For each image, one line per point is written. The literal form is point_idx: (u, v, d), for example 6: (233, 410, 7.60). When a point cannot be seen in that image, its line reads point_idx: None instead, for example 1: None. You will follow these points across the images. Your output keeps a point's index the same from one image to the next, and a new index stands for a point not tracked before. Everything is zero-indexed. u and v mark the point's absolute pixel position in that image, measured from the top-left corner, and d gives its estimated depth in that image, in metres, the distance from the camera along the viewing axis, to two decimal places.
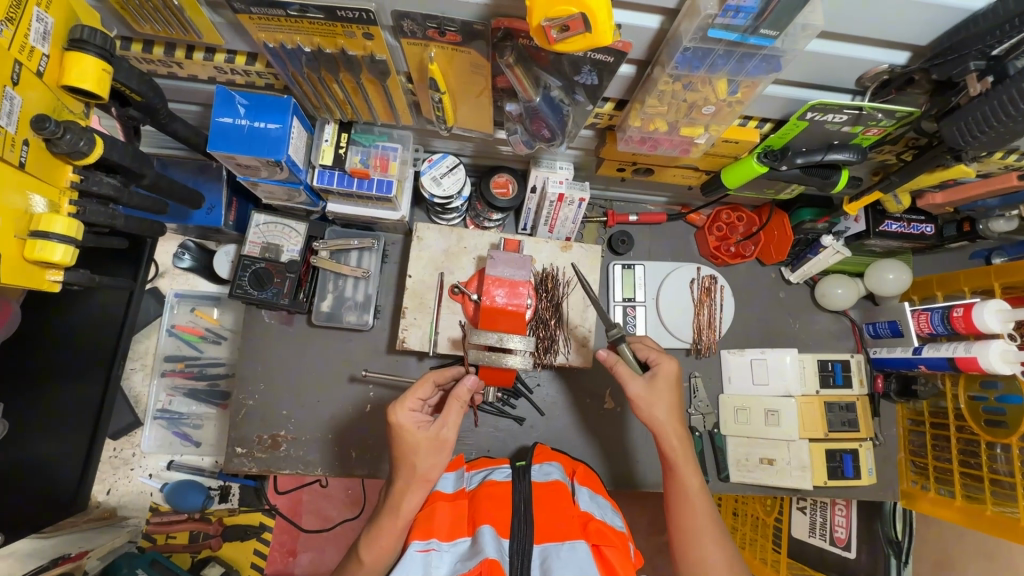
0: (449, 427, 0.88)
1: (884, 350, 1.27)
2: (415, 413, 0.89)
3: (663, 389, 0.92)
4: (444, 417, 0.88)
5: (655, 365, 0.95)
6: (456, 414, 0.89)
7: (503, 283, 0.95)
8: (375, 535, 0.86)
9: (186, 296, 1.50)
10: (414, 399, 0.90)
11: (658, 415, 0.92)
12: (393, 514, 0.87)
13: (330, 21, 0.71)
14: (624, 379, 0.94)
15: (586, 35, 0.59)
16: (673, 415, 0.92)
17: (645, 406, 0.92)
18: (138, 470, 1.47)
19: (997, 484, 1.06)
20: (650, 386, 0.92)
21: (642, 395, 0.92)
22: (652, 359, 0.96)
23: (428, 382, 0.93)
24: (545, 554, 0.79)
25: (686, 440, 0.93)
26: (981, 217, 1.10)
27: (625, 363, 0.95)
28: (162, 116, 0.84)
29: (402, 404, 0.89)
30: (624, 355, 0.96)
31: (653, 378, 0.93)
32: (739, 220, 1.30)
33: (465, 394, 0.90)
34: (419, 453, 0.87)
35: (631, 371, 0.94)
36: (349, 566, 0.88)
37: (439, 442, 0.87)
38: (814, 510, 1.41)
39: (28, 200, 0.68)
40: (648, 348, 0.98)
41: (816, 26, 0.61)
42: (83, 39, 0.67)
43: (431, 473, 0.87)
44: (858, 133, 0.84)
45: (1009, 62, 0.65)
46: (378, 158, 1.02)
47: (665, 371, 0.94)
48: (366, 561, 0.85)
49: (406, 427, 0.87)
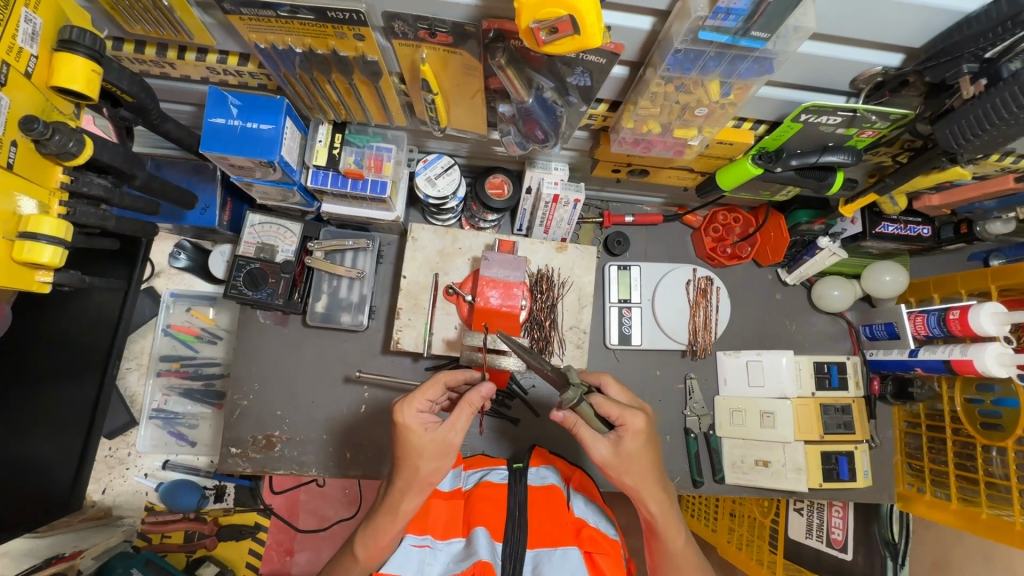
0: (457, 432, 0.81)
1: (880, 353, 1.27)
2: (423, 415, 0.82)
3: (633, 453, 0.82)
4: (453, 421, 0.81)
5: (620, 427, 0.82)
6: (466, 419, 0.81)
7: (497, 285, 0.97)
8: (371, 533, 0.83)
9: (182, 296, 1.50)
10: (424, 399, 0.82)
11: (629, 479, 0.84)
12: (391, 514, 0.82)
13: (321, 22, 0.70)
14: (588, 444, 0.83)
15: (576, 37, 0.59)
16: (647, 477, 0.84)
17: (614, 469, 0.83)
18: (133, 470, 1.47)
19: (993, 488, 1.06)
20: (616, 450, 0.82)
21: (609, 461, 0.83)
22: (614, 418, 0.82)
23: (439, 382, 0.85)
24: (538, 560, 0.79)
25: (660, 496, 0.86)
26: (978, 219, 1.09)
27: (586, 425, 0.83)
28: (154, 117, 0.84)
29: (410, 404, 0.81)
30: (585, 417, 0.82)
31: (620, 441, 0.82)
32: (736, 221, 1.29)
33: (478, 400, 0.81)
34: (423, 457, 0.80)
35: (595, 433, 0.83)
36: (344, 562, 0.87)
37: (444, 447, 0.81)
38: (810, 512, 1.41)
39: (16, 202, 0.67)
40: (609, 403, 0.82)
41: (807, 28, 0.61)
42: (72, 40, 0.67)
43: (433, 477, 0.82)
44: (852, 135, 0.83)
45: (1003, 64, 0.64)
46: (371, 158, 1.02)
47: (631, 433, 0.81)
48: (361, 557, 0.84)
49: (412, 429, 0.80)
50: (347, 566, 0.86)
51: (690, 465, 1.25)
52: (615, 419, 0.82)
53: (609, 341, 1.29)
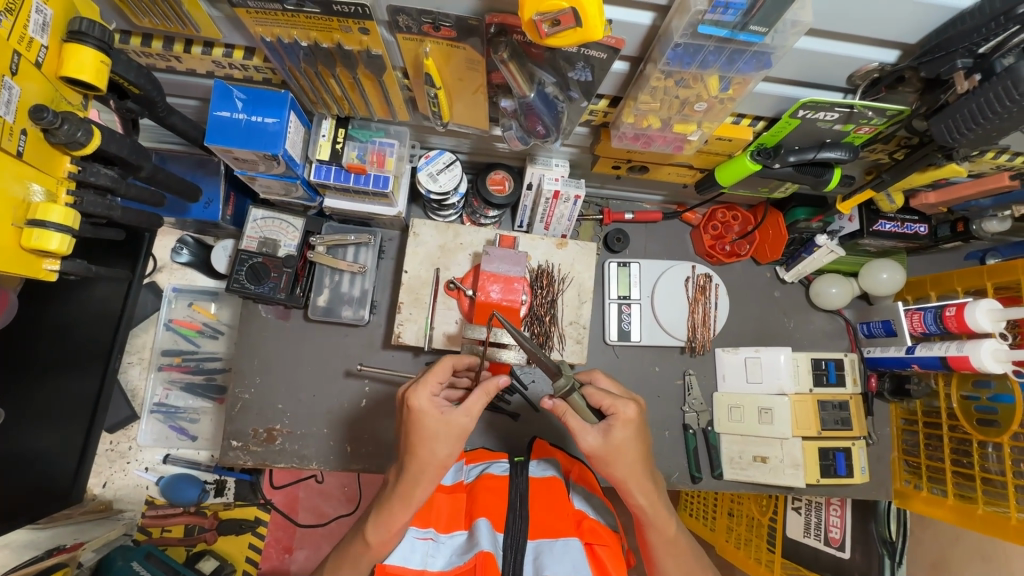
0: (472, 418, 0.81)
1: (878, 350, 1.28)
2: (436, 398, 0.81)
3: (622, 442, 0.82)
4: (466, 405, 0.80)
5: (611, 415, 0.83)
6: (482, 404, 0.82)
7: (498, 279, 0.98)
8: (381, 516, 0.83)
9: (183, 291, 1.51)
10: (434, 381, 0.82)
11: (618, 471, 0.85)
12: (403, 502, 0.82)
13: (326, 15, 0.71)
14: (577, 432, 0.83)
15: (578, 30, 0.60)
16: (635, 468, 0.85)
17: (603, 459, 0.84)
18: (134, 464, 1.47)
19: (989, 484, 1.07)
20: (606, 440, 0.82)
21: (597, 450, 0.83)
22: (605, 407, 0.84)
23: (447, 365, 0.87)
24: (539, 551, 0.79)
25: (651, 487, 0.87)
26: (975, 218, 1.10)
27: (575, 414, 0.84)
28: (160, 110, 0.85)
29: (423, 387, 0.81)
30: (575, 406, 0.84)
31: (610, 431, 0.82)
32: (735, 219, 1.31)
33: (495, 388, 0.82)
34: (439, 440, 0.79)
35: (584, 423, 0.84)
36: (354, 548, 0.86)
37: (459, 433, 0.81)
38: (809, 511, 1.40)
39: (26, 189, 0.69)
40: (601, 392, 0.85)
41: (805, 22, 0.62)
42: (81, 31, 0.68)
43: (447, 462, 0.81)
44: (850, 131, 0.84)
45: (996, 59, 0.65)
46: (374, 153, 1.04)
47: (622, 421, 0.83)
48: (373, 541, 0.83)
49: (426, 410, 0.80)
50: (358, 552, 0.85)
51: (689, 460, 1.25)
52: (606, 408, 0.84)
53: (609, 337, 1.30)
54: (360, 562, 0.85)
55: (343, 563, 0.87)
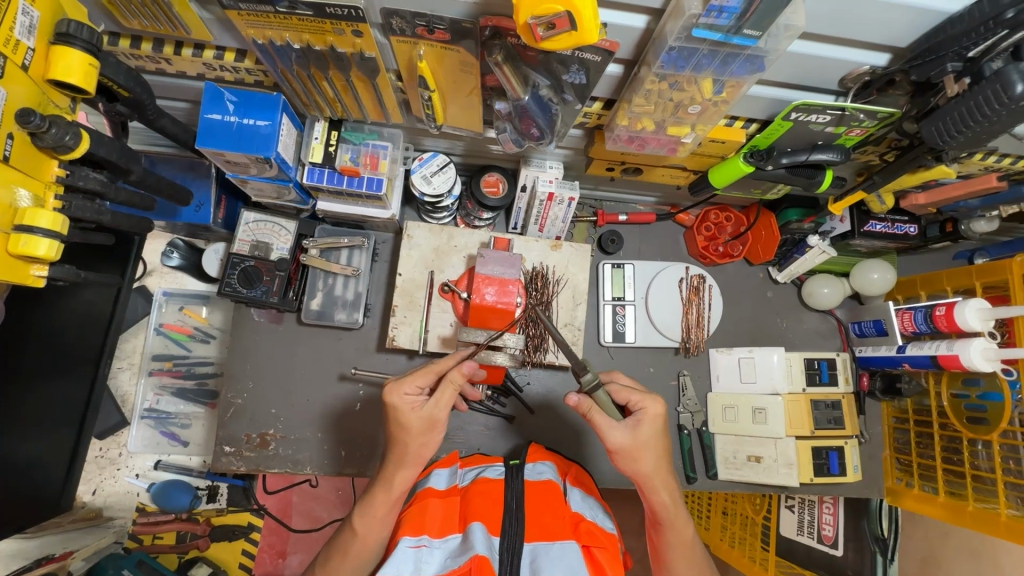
0: (442, 408, 0.85)
1: (869, 349, 1.29)
2: (409, 395, 0.86)
3: (648, 439, 0.85)
4: (436, 400, 0.85)
5: (639, 410, 0.86)
6: (451, 396, 0.86)
7: (492, 282, 0.97)
8: (369, 504, 0.88)
9: (174, 295, 1.49)
10: (414, 379, 0.87)
11: (645, 467, 0.86)
12: (385, 488, 0.88)
13: (319, 18, 0.71)
14: (603, 429, 0.85)
15: (573, 33, 0.60)
16: (660, 464, 0.87)
17: (628, 455, 0.85)
18: (124, 470, 1.46)
19: (979, 481, 1.08)
20: (633, 435, 0.84)
21: (624, 446, 0.85)
22: (634, 402, 0.87)
23: (433, 363, 0.91)
24: (535, 554, 0.78)
25: (673, 483, 0.89)
26: (963, 218, 1.12)
27: (601, 410, 0.85)
28: (151, 113, 0.84)
29: (398, 385, 0.86)
30: (599, 403, 0.85)
31: (638, 426, 0.85)
32: (727, 220, 1.31)
33: (461, 377, 0.85)
34: (412, 434, 0.85)
35: (610, 419, 0.85)
36: (342, 536, 0.89)
37: (431, 423, 0.85)
38: (802, 509, 1.43)
39: (12, 194, 0.67)
40: (628, 389, 0.89)
41: (798, 26, 0.62)
42: (69, 34, 0.67)
43: (422, 453, 0.87)
44: (841, 133, 0.85)
45: (986, 63, 0.66)
46: (367, 157, 1.02)
47: (650, 417, 0.86)
48: (359, 529, 0.87)
49: (400, 406, 0.85)
50: (346, 541, 0.88)
51: (684, 461, 1.26)
52: (634, 404, 0.88)
53: (603, 339, 1.30)
54: (348, 557, 0.87)
55: (334, 556, 0.89)
